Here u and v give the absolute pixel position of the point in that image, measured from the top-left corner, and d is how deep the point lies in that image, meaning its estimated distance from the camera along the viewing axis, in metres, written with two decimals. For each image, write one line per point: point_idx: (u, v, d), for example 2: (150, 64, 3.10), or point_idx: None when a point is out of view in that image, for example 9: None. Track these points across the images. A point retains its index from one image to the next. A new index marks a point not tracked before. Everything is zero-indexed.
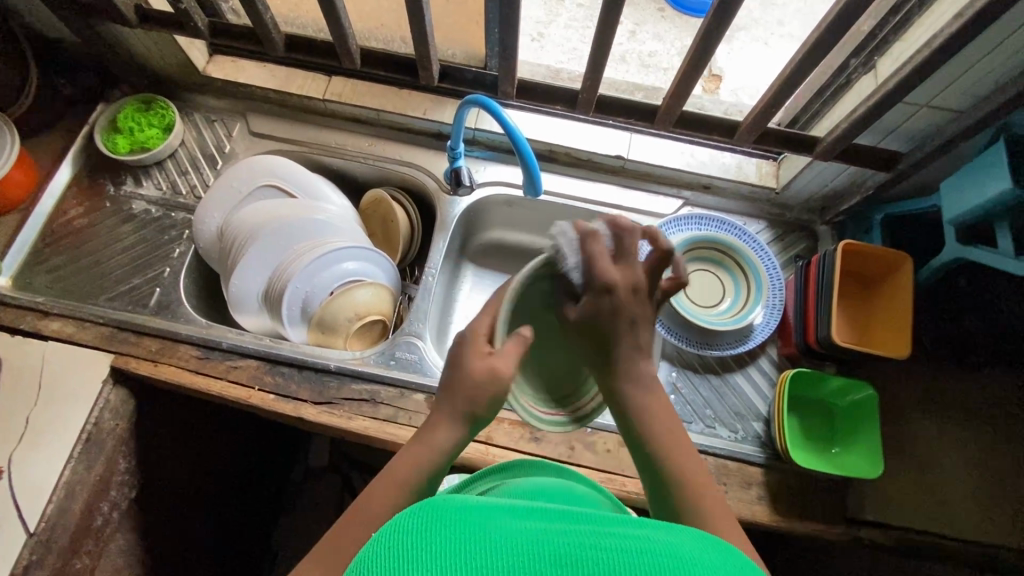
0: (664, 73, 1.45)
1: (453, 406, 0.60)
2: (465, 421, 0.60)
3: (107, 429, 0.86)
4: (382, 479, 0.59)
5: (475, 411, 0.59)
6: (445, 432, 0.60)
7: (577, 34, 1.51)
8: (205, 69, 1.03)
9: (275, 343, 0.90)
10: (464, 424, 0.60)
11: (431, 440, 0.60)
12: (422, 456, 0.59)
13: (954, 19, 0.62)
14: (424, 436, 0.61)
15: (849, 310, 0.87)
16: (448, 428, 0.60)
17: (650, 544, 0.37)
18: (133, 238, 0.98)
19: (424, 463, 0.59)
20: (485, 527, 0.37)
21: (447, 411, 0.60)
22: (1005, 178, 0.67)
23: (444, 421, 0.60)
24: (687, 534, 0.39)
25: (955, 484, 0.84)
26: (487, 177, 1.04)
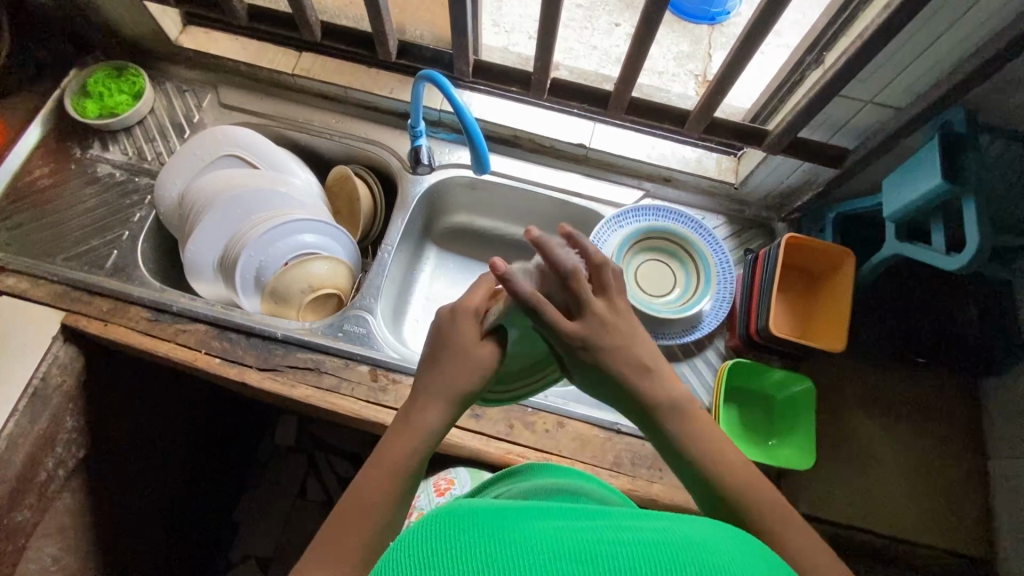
0: (658, 76, 1.44)
1: (439, 386, 0.57)
2: (454, 403, 0.57)
3: (53, 385, 0.88)
4: (367, 468, 0.54)
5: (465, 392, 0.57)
6: (430, 415, 0.56)
7: (574, 33, 1.51)
8: (178, 39, 1.05)
9: (226, 310, 0.91)
10: (451, 404, 0.57)
11: (417, 427, 0.56)
12: (410, 441, 0.55)
13: (884, 12, 0.63)
14: (408, 418, 0.57)
15: (792, 306, 0.87)
16: (429, 405, 0.57)
17: (661, 536, 0.41)
18: (94, 201, 0.99)
19: (411, 447, 0.55)
20: (512, 528, 0.41)
21: (429, 392, 0.57)
22: (936, 174, 0.68)
23: (431, 404, 0.57)
24: (693, 522, 0.44)
25: (890, 483, 0.85)
26: (450, 160, 1.06)
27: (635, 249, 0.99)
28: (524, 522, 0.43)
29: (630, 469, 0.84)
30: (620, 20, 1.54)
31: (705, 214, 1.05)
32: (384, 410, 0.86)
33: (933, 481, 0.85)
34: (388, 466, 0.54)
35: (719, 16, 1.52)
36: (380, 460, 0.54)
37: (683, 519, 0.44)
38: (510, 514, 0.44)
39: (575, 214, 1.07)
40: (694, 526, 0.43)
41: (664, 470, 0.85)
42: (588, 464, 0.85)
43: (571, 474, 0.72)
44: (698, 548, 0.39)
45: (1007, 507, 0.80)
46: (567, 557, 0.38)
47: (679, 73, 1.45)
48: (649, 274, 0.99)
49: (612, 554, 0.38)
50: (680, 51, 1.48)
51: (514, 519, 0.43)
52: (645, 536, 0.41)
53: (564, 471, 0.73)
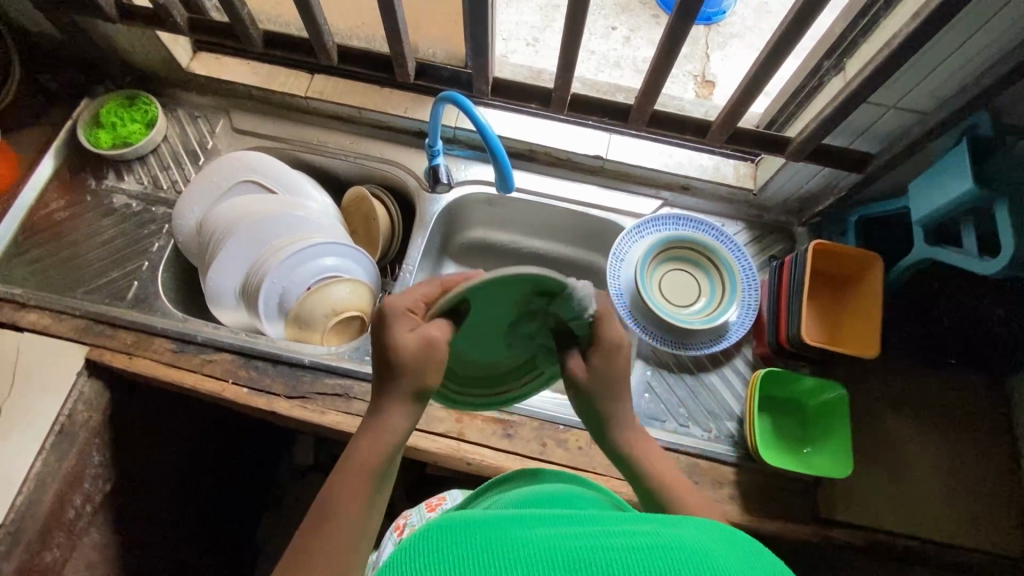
0: None
1: (399, 388, 0.56)
2: (415, 396, 0.56)
3: (80, 421, 0.87)
4: (339, 472, 0.55)
5: (425, 386, 0.56)
6: (393, 411, 0.56)
7: None
8: (189, 66, 1.05)
9: (251, 338, 0.90)
10: (413, 403, 0.57)
11: (384, 425, 0.56)
12: (374, 439, 0.55)
13: (911, 21, 0.63)
14: (375, 421, 0.56)
15: (821, 313, 0.87)
16: (395, 408, 0.56)
17: (651, 538, 0.40)
18: (112, 232, 0.98)
19: (379, 450, 0.55)
20: (506, 540, 0.42)
21: (391, 395, 0.56)
22: (966, 179, 0.68)
23: (394, 405, 0.56)
24: (688, 526, 0.43)
25: (926, 485, 0.85)
26: (467, 176, 1.05)
27: (658, 260, 0.99)
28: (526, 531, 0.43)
29: None
30: (618, 24, 1.54)
31: (724, 221, 1.04)
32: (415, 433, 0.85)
33: (970, 482, 0.85)
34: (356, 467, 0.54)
35: (716, 16, 1.52)
36: (349, 460, 0.55)
37: (679, 525, 0.43)
38: (507, 526, 0.45)
39: (594, 226, 1.07)
40: (692, 529, 0.42)
41: (700, 484, 0.85)
42: (624, 479, 0.84)
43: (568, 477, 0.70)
44: (691, 551, 0.39)
45: None
46: (557, 563, 0.38)
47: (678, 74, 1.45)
48: (673, 285, 0.98)
49: (602, 561, 0.38)
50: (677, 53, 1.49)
51: (508, 530, 0.44)
52: (638, 539, 0.40)
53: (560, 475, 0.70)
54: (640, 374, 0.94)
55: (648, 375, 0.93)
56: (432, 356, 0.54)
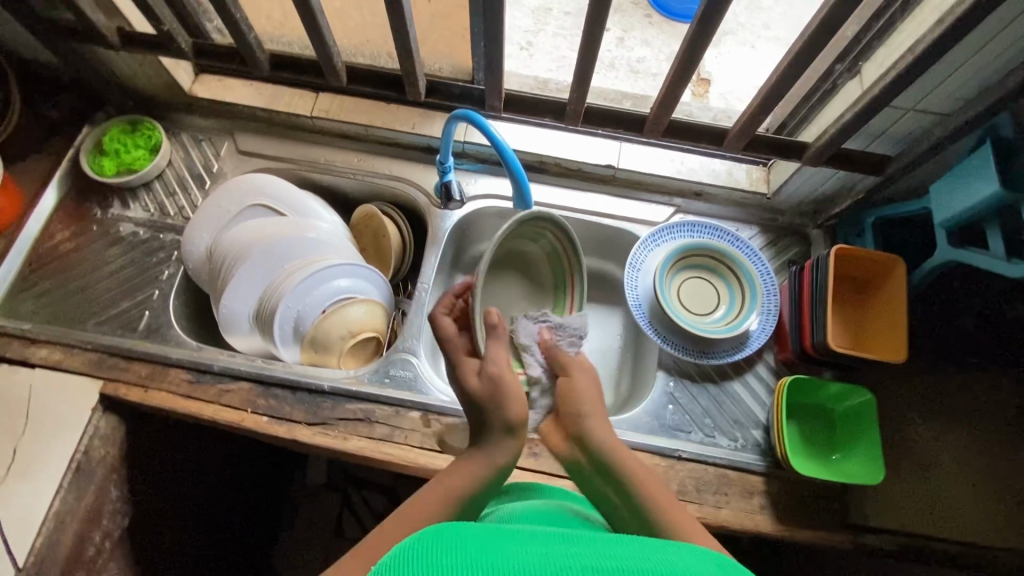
0: (654, 79, 1.44)
1: (497, 421, 0.65)
2: (513, 431, 0.65)
3: (97, 457, 0.85)
4: (441, 475, 0.62)
5: (514, 420, 0.65)
6: (493, 445, 0.65)
7: (566, 42, 1.49)
8: (191, 88, 1.03)
9: (268, 365, 0.89)
10: (509, 438, 0.65)
11: (484, 455, 0.64)
12: (471, 466, 0.63)
13: (935, 27, 0.62)
14: (476, 451, 0.65)
15: (844, 317, 0.86)
16: (495, 442, 0.65)
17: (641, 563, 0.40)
18: (120, 261, 0.97)
19: (472, 476, 0.62)
20: (495, 556, 0.41)
21: (491, 431, 0.66)
22: (993, 181, 0.68)
23: (493, 437, 0.65)
24: (677, 551, 0.43)
25: (957, 486, 0.84)
26: (478, 190, 1.04)
27: (675, 268, 0.98)
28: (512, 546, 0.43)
29: (695, 497, 0.83)
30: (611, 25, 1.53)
31: (739, 226, 1.03)
32: (439, 456, 0.84)
33: (1001, 481, 0.84)
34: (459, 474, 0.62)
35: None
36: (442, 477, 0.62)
37: (665, 551, 0.42)
38: (496, 541, 0.44)
39: (607, 235, 1.06)
40: (680, 554, 0.42)
41: (729, 494, 0.84)
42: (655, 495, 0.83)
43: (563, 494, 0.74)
44: None
45: None
46: None
47: None
48: (691, 293, 0.98)
49: None
50: (671, 53, 1.48)
51: (499, 546, 0.43)
52: (627, 563, 0.40)
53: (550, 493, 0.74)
54: (662, 385, 0.92)
55: (671, 386, 0.92)
56: (500, 386, 0.67)
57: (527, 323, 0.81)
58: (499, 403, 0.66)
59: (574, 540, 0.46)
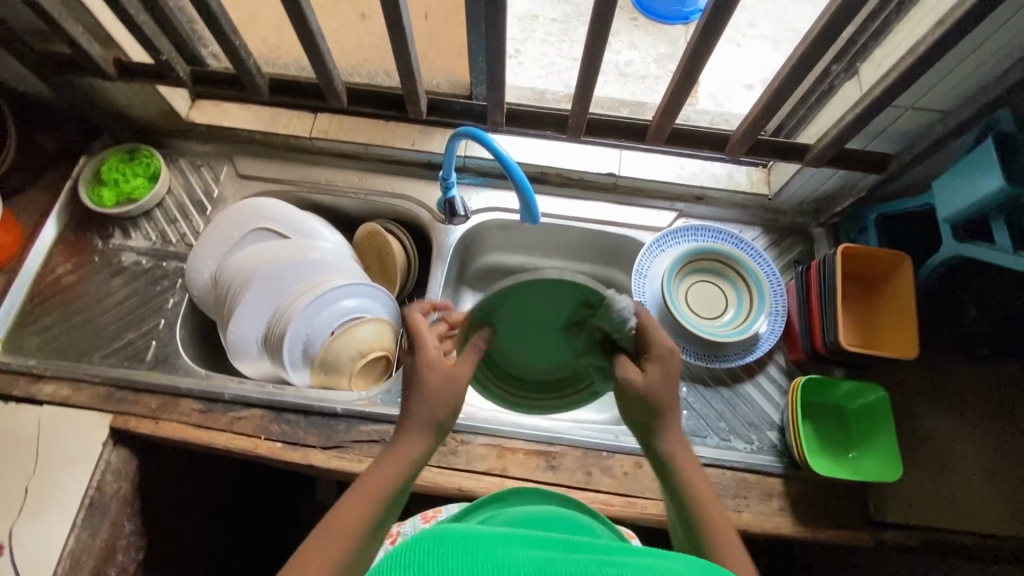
0: (643, 82, 1.45)
1: (420, 416, 0.56)
2: (434, 429, 0.57)
3: (110, 492, 0.83)
4: (353, 489, 0.53)
5: (439, 415, 0.56)
6: (414, 439, 0.56)
7: (554, 49, 1.50)
8: (188, 114, 1.03)
9: (279, 390, 0.88)
10: (432, 432, 0.57)
11: (403, 451, 0.55)
12: (390, 463, 0.55)
13: (934, 28, 0.63)
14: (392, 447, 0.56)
15: (853, 315, 0.87)
16: (414, 437, 0.56)
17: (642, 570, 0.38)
18: (124, 291, 0.96)
19: (395, 474, 0.54)
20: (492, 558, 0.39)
21: (412, 424, 0.56)
22: (996, 175, 0.68)
23: (411, 431, 0.56)
24: (681, 560, 0.40)
25: (974, 478, 0.84)
26: (480, 204, 1.04)
27: (682, 273, 0.98)
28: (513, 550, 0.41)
29: None
30: None
31: (741, 227, 1.04)
32: (457, 474, 0.84)
33: (1016, 470, 0.84)
34: (366, 489, 0.53)
35: (692, 15, 1.55)
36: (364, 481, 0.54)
37: (673, 558, 0.40)
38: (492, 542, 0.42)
39: (610, 243, 1.06)
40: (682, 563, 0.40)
41: (749, 498, 0.84)
42: None
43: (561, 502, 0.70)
44: None
45: None
46: None
47: (662, 75, 1.46)
48: (699, 297, 0.98)
49: None
50: (659, 56, 1.49)
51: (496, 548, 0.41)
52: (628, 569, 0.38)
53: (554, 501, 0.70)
54: None
55: (684, 392, 0.92)
56: (438, 385, 0.56)
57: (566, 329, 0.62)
58: (429, 396, 0.56)
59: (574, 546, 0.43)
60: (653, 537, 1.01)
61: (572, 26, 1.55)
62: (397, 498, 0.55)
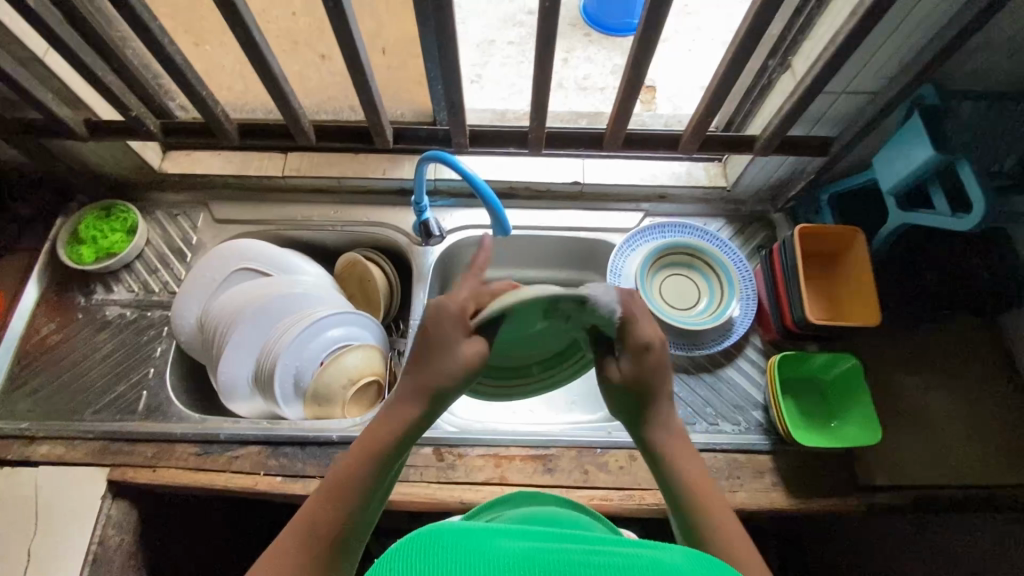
0: (602, 93, 1.51)
1: (416, 381, 0.54)
2: (426, 395, 0.54)
3: (113, 546, 0.83)
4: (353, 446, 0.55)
5: (428, 384, 0.54)
6: (407, 401, 0.54)
7: (513, 70, 1.56)
8: (161, 166, 1.06)
9: (274, 425, 0.89)
10: (428, 399, 0.54)
11: (396, 413, 0.55)
12: (384, 425, 0.55)
13: (849, 19, 0.69)
14: (388, 407, 0.56)
15: (818, 290, 0.91)
16: (408, 399, 0.54)
17: (637, 559, 0.38)
18: (111, 345, 0.97)
19: (389, 436, 0.54)
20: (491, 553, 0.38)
21: (406, 385, 0.55)
22: (926, 145, 0.73)
23: (407, 395, 0.55)
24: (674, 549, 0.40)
25: (951, 434, 0.88)
26: (454, 224, 1.07)
27: (654, 269, 1.02)
28: (510, 540, 0.40)
29: None
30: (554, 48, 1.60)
31: (706, 220, 1.09)
32: (458, 487, 0.85)
33: (988, 422, 0.89)
34: (366, 444, 0.54)
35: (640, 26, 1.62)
36: (362, 440, 0.55)
37: (666, 548, 0.40)
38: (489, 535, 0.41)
39: (585, 248, 1.10)
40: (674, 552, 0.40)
41: (742, 477, 0.86)
42: None
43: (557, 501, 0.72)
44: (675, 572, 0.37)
45: None
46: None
47: None
48: (673, 290, 1.01)
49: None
50: (614, 67, 1.56)
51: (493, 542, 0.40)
52: (622, 558, 0.38)
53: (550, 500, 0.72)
54: None
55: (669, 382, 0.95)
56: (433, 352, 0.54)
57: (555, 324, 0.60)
58: (426, 358, 0.54)
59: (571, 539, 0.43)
60: (658, 530, 1.03)
61: (528, 47, 1.62)
62: (394, 459, 0.54)
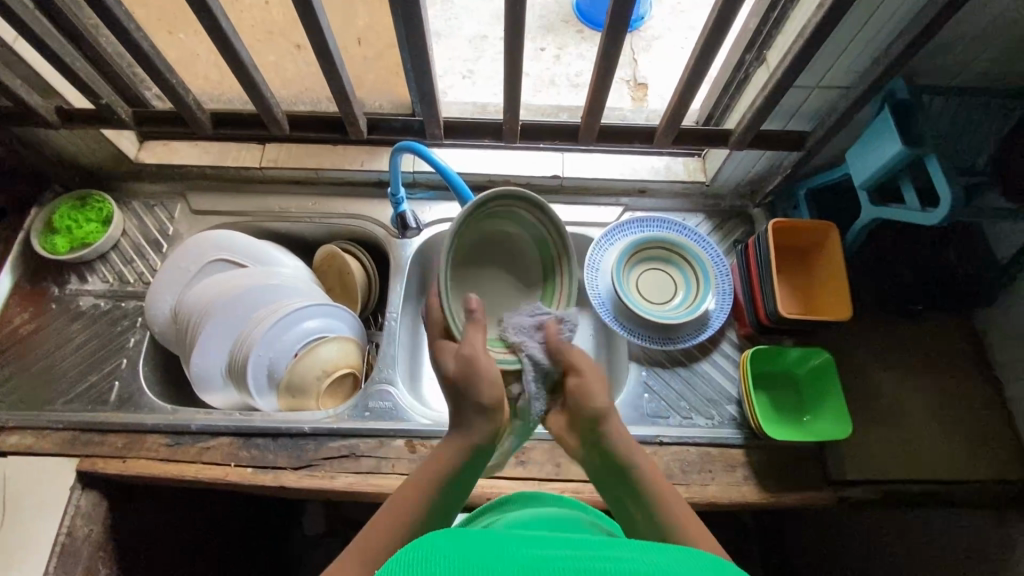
0: None
1: (470, 404, 0.62)
2: (485, 416, 0.62)
3: (81, 536, 0.83)
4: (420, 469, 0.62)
5: (488, 402, 0.61)
6: (469, 423, 0.62)
7: None
8: (137, 156, 1.06)
9: (246, 417, 0.89)
10: (487, 422, 0.62)
11: (461, 436, 0.62)
12: (450, 448, 0.62)
13: (817, 12, 0.68)
14: (454, 431, 0.63)
15: (791, 284, 0.91)
16: (472, 423, 0.62)
17: (637, 564, 0.38)
18: (84, 335, 0.96)
19: (455, 458, 0.61)
20: (492, 558, 0.38)
21: (467, 411, 0.62)
22: (895, 139, 0.74)
23: (470, 418, 0.62)
24: (680, 554, 0.40)
25: (923, 430, 0.88)
26: (433, 216, 1.07)
27: (631, 263, 1.02)
28: (513, 549, 0.41)
29: (682, 478, 0.86)
30: (546, 44, 1.59)
31: (685, 215, 1.08)
32: None
33: (961, 419, 0.89)
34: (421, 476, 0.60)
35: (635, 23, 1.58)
36: (431, 463, 0.62)
37: (668, 552, 0.40)
38: (491, 541, 0.42)
39: None
40: (678, 557, 0.39)
41: (713, 471, 0.87)
42: None
43: (557, 502, 0.72)
44: None
45: None
46: None
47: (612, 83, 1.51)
48: (649, 285, 1.01)
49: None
50: None
51: (494, 548, 0.41)
52: (622, 563, 0.38)
53: (551, 502, 0.72)
54: (636, 376, 0.95)
55: (644, 376, 0.95)
56: (475, 369, 0.61)
57: (520, 318, 0.68)
58: (470, 384, 0.61)
59: (574, 545, 0.43)
60: None
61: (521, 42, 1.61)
62: (453, 491, 0.61)
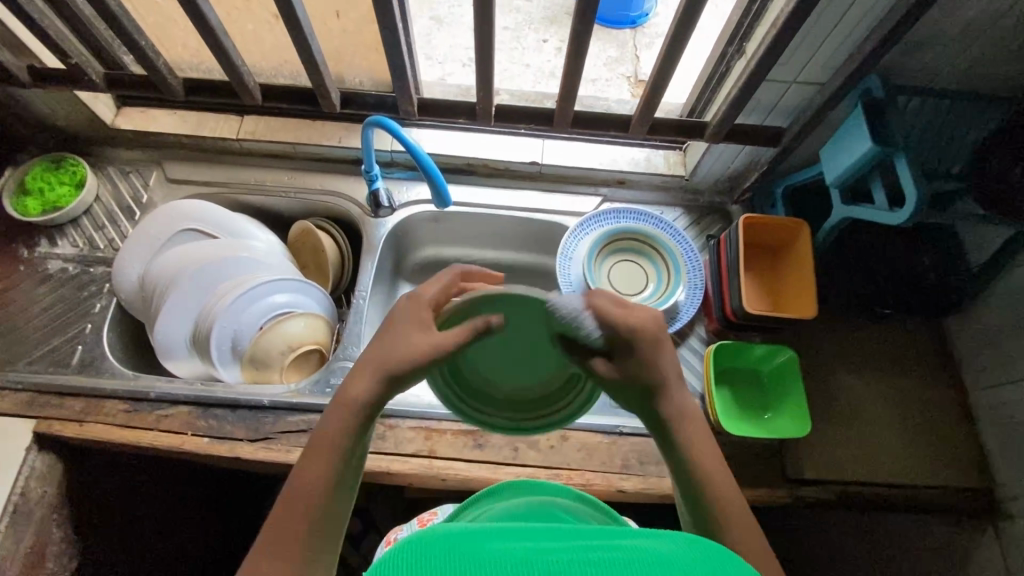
0: (590, 83, 1.48)
1: (372, 367, 0.56)
2: (384, 378, 0.56)
3: (35, 498, 0.83)
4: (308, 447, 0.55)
5: (392, 369, 0.56)
6: (363, 384, 0.56)
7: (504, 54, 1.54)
8: (114, 121, 1.04)
9: (206, 387, 0.89)
10: (384, 382, 0.57)
11: (351, 400, 0.56)
12: (340, 413, 0.56)
13: (790, 2, 0.67)
14: (341, 392, 0.57)
15: (759, 281, 0.91)
16: (363, 386, 0.56)
17: (633, 551, 0.38)
18: (50, 298, 0.96)
19: (348, 425, 0.55)
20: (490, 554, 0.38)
21: (362, 371, 0.57)
22: (865, 138, 0.73)
23: (363, 376, 0.57)
24: (679, 540, 0.40)
25: (885, 433, 0.88)
26: (410, 197, 1.06)
27: (604, 254, 1.01)
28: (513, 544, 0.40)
29: (638, 469, 0.86)
30: (547, 37, 1.58)
31: (663, 208, 1.08)
32: (385, 458, 0.85)
33: (924, 423, 0.89)
34: (326, 443, 0.54)
35: (639, 19, 1.56)
36: (320, 433, 0.55)
37: (663, 538, 0.40)
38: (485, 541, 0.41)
39: (541, 229, 1.09)
40: (672, 542, 0.39)
41: None
42: (596, 472, 0.85)
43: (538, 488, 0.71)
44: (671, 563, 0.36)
45: (994, 434, 0.85)
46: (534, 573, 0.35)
47: (611, 77, 1.49)
48: (622, 276, 1.01)
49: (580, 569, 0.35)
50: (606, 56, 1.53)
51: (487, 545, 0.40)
52: (619, 551, 0.38)
53: (542, 489, 0.71)
54: None
55: None
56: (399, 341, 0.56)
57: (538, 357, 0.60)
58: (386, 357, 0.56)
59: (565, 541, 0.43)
60: None
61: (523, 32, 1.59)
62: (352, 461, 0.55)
